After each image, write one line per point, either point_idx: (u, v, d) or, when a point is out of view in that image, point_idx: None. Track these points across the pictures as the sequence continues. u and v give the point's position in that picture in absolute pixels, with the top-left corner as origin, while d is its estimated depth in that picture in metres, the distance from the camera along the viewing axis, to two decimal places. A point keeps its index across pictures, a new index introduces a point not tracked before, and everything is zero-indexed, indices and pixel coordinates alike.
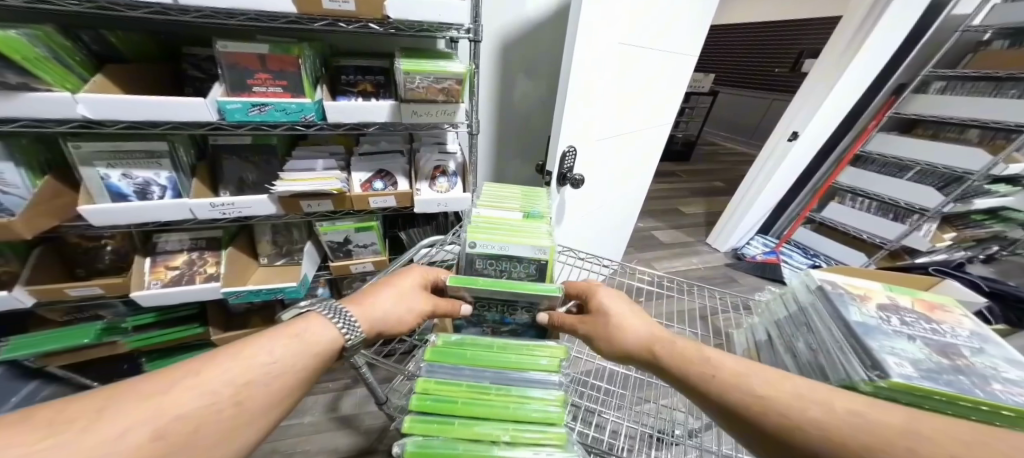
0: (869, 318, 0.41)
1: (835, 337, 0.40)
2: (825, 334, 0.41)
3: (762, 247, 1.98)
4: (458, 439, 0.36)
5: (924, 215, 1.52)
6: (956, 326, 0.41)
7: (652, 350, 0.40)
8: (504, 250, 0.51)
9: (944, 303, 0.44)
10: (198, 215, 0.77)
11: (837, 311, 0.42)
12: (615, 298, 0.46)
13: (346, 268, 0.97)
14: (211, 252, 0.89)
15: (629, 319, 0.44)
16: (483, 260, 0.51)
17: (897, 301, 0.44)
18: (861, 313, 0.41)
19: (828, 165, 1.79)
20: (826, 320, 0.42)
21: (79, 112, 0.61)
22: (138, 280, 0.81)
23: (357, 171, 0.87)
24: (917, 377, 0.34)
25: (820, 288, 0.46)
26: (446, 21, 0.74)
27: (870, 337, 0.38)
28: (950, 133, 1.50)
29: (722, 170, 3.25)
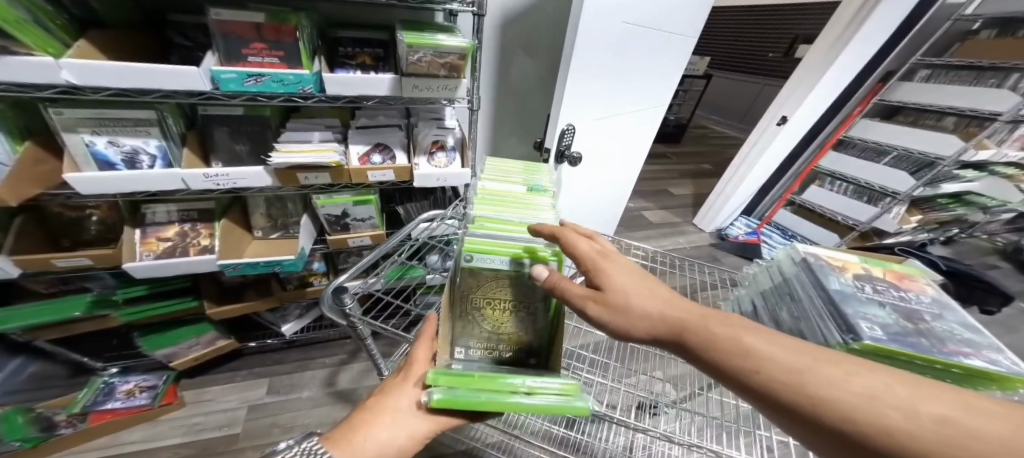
0: (846, 286, 0.42)
1: (820, 304, 0.40)
2: (806, 301, 0.42)
3: (745, 228, 2.04)
4: (480, 389, 0.39)
5: (895, 199, 1.59)
6: (921, 295, 0.44)
7: (687, 335, 0.36)
8: (504, 264, 0.44)
9: (910, 274, 0.48)
10: (191, 185, 0.76)
11: (818, 278, 0.43)
12: (621, 265, 0.41)
13: (344, 242, 0.96)
14: (204, 224, 0.87)
15: (648, 297, 0.39)
16: (483, 275, 0.44)
17: (871, 272, 0.46)
18: (839, 281, 0.42)
19: (810, 151, 1.84)
20: (808, 287, 0.43)
21: (64, 77, 0.58)
22: (130, 251, 0.79)
23: (354, 144, 0.86)
24: (886, 339, 0.35)
25: (804, 259, 0.47)
26: None
27: (847, 303, 0.39)
28: (929, 120, 1.56)
29: (709, 153, 3.31)
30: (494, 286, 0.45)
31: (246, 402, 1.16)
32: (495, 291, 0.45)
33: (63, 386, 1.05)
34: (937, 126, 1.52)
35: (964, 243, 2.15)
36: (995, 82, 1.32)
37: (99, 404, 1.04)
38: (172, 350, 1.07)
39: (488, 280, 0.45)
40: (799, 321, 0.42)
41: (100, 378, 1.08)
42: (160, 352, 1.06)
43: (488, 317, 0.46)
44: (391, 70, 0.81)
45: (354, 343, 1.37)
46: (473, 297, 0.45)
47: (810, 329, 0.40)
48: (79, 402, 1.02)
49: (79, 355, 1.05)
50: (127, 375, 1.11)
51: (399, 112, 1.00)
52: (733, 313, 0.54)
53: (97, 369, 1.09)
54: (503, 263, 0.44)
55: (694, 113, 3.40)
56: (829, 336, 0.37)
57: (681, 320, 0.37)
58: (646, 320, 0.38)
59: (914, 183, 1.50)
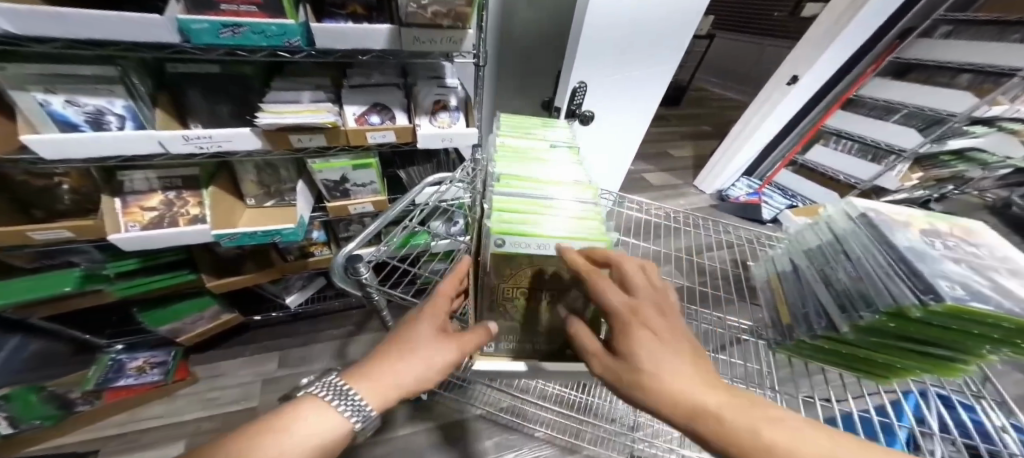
0: (914, 243, 0.37)
1: (882, 263, 0.36)
2: (870, 260, 0.37)
3: (746, 189, 2.01)
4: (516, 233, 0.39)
5: (901, 156, 1.58)
6: (995, 246, 0.39)
7: (697, 414, 0.31)
8: (541, 248, 0.39)
9: (978, 226, 0.42)
10: (171, 149, 0.68)
11: (882, 238, 0.39)
12: (651, 320, 0.35)
13: (345, 209, 0.91)
14: (189, 192, 0.79)
15: (668, 362, 0.33)
16: (517, 260, 0.39)
17: (938, 227, 0.41)
18: (907, 238, 0.38)
19: (818, 111, 1.75)
20: (869, 248, 0.39)
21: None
22: (113, 222, 0.72)
23: (349, 104, 0.79)
24: (970, 298, 0.30)
25: (861, 215, 0.43)
26: None
27: (920, 261, 0.34)
28: (942, 78, 1.52)
29: (709, 116, 3.23)
30: (527, 270, 0.40)
31: (259, 376, 1.16)
32: (531, 273, 0.41)
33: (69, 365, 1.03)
34: (950, 84, 1.48)
35: (956, 201, 2.19)
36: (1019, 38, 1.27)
37: (111, 381, 1.03)
38: (177, 325, 1.05)
39: (522, 263, 0.40)
40: (858, 280, 0.37)
41: (107, 355, 1.07)
42: (163, 328, 1.03)
43: (523, 308, 0.43)
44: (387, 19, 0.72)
45: (361, 314, 1.35)
46: (505, 280, 0.41)
47: (872, 290, 0.35)
48: (91, 380, 1.01)
49: (78, 333, 1.01)
50: (134, 352, 1.09)
51: (396, 70, 0.91)
52: (769, 275, 0.52)
53: (103, 346, 1.07)
54: (541, 249, 0.39)
55: (695, 74, 3.28)
56: (899, 296, 0.32)
57: (695, 397, 0.31)
58: (659, 389, 0.32)
59: (920, 140, 1.48)
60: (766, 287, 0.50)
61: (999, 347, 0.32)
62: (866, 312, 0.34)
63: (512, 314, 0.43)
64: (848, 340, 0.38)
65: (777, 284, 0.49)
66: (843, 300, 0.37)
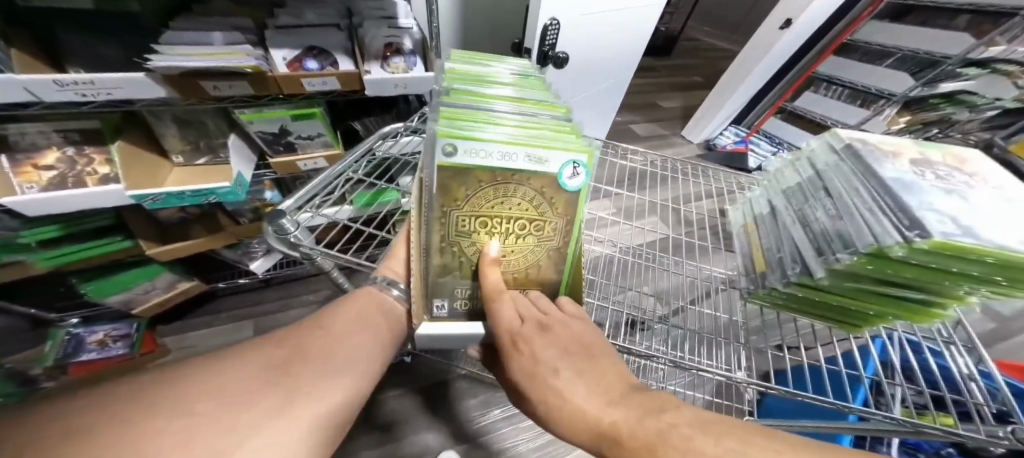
0: (903, 174, 0.33)
1: (867, 198, 0.32)
2: (853, 196, 0.33)
3: (733, 137, 1.97)
4: (466, 136, 0.31)
5: (890, 100, 1.53)
6: (988, 176, 0.35)
7: (609, 443, 0.30)
8: (505, 158, 0.32)
9: (972, 155, 0.38)
10: (43, 97, 0.58)
11: (868, 169, 0.34)
12: (550, 343, 0.35)
13: (292, 166, 0.82)
14: (93, 148, 0.71)
15: (577, 385, 0.33)
16: (477, 173, 0.32)
17: (929, 156, 0.37)
18: (895, 169, 0.33)
19: (809, 59, 1.67)
20: (854, 182, 0.34)
21: None
22: (3, 184, 0.63)
23: (276, 47, 0.68)
24: (960, 234, 0.26)
25: (847, 146, 0.38)
26: None
27: (908, 194, 0.30)
28: (940, 19, 1.44)
29: (699, 67, 3.08)
30: (488, 192, 0.33)
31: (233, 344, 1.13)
32: (496, 198, 0.34)
33: (25, 340, 0.98)
34: (948, 26, 1.41)
35: None
36: None
37: (73, 355, 0.99)
38: (126, 296, 0.98)
39: (482, 181, 0.33)
40: (837, 219, 0.33)
41: (61, 330, 1.01)
42: (114, 298, 0.97)
43: (480, 253, 0.37)
44: None
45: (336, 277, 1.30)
46: (461, 206, 0.34)
47: (853, 229, 0.31)
48: (48, 355, 0.96)
49: (24, 308, 0.95)
50: (92, 326, 1.04)
51: (337, 9, 0.80)
52: (748, 219, 0.47)
53: (57, 321, 1.01)
54: (504, 160, 0.32)
55: (688, 21, 3.08)
56: (881, 235, 0.28)
57: (606, 422, 0.30)
58: (576, 417, 0.31)
59: (912, 84, 1.43)
60: (742, 231, 0.46)
61: (980, 288, 0.29)
62: (844, 254, 0.30)
63: (469, 260, 0.37)
64: (823, 286, 0.34)
65: (754, 229, 0.45)
66: (821, 241, 0.33)
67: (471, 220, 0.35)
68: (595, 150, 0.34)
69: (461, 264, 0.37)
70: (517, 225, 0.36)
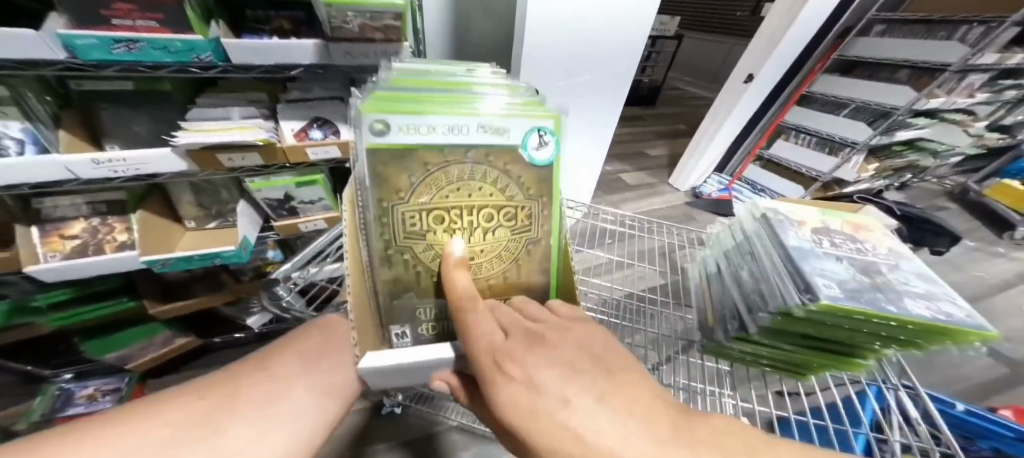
0: (805, 242, 0.40)
1: (778, 264, 0.38)
2: (768, 261, 0.39)
3: (717, 185, 2.02)
4: (406, 109, 0.29)
5: (854, 148, 1.65)
6: (878, 244, 0.42)
7: None
8: (455, 130, 0.30)
9: (869, 224, 0.46)
10: (81, 175, 0.65)
11: (778, 236, 0.41)
12: (537, 347, 0.26)
13: (293, 228, 0.89)
14: (117, 218, 0.77)
15: (584, 404, 0.23)
16: (419, 148, 0.30)
17: (830, 224, 0.44)
18: (798, 237, 0.40)
19: (774, 109, 1.80)
20: (769, 247, 0.41)
21: None
22: (30, 255, 0.69)
23: (286, 120, 0.77)
24: (845, 298, 0.33)
25: (762, 214, 0.45)
26: None
27: (805, 261, 0.37)
28: (884, 73, 1.60)
29: (682, 115, 3.29)
30: (438, 170, 0.31)
31: None
32: (451, 181, 0.32)
33: (14, 398, 0.97)
34: (891, 79, 1.57)
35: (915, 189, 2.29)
36: (945, 35, 1.38)
37: (61, 410, 0.98)
38: (127, 352, 1.02)
39: (428, 159, 0.30)
40: (759, 281, 0.39)
41: (54, 385, 1.01)
42: (110, 356, 1.01)
43: (437, 247, 0.33)
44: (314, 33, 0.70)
45: None
46: (409, 193, 0.31)
47: (769, 290, 0.37)
48: (35, 410, 0.96)
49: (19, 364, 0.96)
50: (83, 381, 1.04)
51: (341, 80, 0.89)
52: (699, 275, 0.53)
53: (49, 376, 1.01)
54: (455, 134, 0.30)
55: (667, 75, 3.36)
56: (787, 296, 0.34)
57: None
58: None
59: (870, 133, 1.56)
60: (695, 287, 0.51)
61: (879, 344, 0.35)
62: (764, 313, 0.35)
63: (425, 256, 0.33)
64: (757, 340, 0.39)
65: (704, 286, 0.50)
66: (750, 301, 0.39)
67: (423, 208, 0.32)
68: (562, 118, 0.33)
69: (418, 256, 0.33)
70: (477, 209, 0.33)
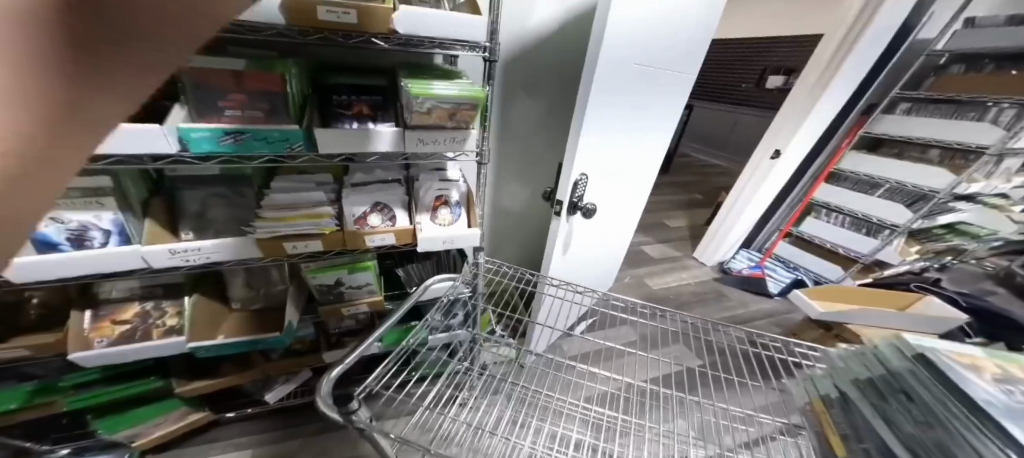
0: (993, 392, 0.35)
1: (958, 417, 0.34)
2: (942, 407, 0.35)
3: (747, 262, 2.05)
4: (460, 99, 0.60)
5: (895, 231, 1.60)
6: None
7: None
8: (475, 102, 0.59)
9: None
10: (154, 264, 0.65)
11: (951, 381, 0.37)
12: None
13: (339, 312, 0.88)
14: (169, 301, 0.78)
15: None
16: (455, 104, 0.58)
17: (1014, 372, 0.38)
18: (980, 385, 0.36)
19: (802, 185, 1.86)
20: (937, 391, 0.37)
21: None
22: (80, 338, 0.67)
23: (351, 204, 0.78)
24: None
25: (918, 354, 0.41)
26: (456, 38, 0.59)
27: (1010, 420, 0.32)
28: (914, 152, 1.61)
29: (700, 182, 3.35)
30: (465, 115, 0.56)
31: None
32: None
33: None
34: (922, 158, 1.57)
35: None
36: (975, 115, 1.38)
37: None
38: (135, 431, 0.92)
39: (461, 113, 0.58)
40: (936, 431, 0.34)
41: None
42: (120, 434, 0.91)
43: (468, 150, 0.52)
44: (393, 120, 0.70)
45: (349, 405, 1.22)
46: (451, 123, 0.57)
47: (956, 444, 0.32)
48: None
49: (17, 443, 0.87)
50: None
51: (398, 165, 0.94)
52: (818, 400, 0.46)
53: None
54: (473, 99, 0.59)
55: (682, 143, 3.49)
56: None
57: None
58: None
59: (912, 216, 1.51)
60: (812, 413, 0.45)
61: None
62: None
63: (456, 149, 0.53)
64: None
65: (827, 411, 0.44)
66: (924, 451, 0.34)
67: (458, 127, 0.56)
68: None
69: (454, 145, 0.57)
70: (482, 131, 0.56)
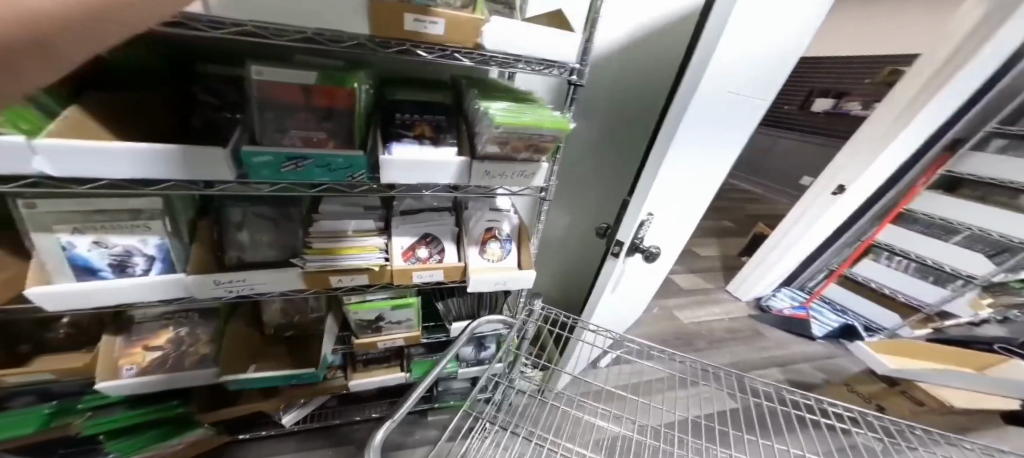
0: None
1: None
2: None
3: (791, 301, 1.96)
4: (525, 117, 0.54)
5: (971, 282, 1.50)
6: None
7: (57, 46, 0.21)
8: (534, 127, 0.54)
9: None
10: (196, 293, 0.61)
11: None
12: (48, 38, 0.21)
13: (373, 346, 0.83)
14: (203, 328, 0.75)
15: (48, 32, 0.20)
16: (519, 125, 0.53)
17: None
18: None
19: (866, 223, 1.68)
20: None
21: (37, 167, 0.41)
22: (109, 365, 0.64)
23: (398, 236, 0.74)
24: None
25: None
26: (551, 58, 0.53)
27: None
28: (1002, 196, 1.48)
29: (728, 208, 3.21)
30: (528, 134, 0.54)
31: None
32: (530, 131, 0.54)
33: None
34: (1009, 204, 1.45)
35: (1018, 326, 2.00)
36: None
37: None
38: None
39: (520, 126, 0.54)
40: None
41: None
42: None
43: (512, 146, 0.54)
44: (458, 146, 0.64)
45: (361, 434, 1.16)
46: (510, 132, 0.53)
47: None
48: None
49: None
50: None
51: None
52: None
53: None
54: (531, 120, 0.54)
55: None
56: None
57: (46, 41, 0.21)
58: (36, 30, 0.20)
59: (994, 268, 1.40)
60: None
61: None
62: None
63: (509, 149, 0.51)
64: None
65: None
66: None
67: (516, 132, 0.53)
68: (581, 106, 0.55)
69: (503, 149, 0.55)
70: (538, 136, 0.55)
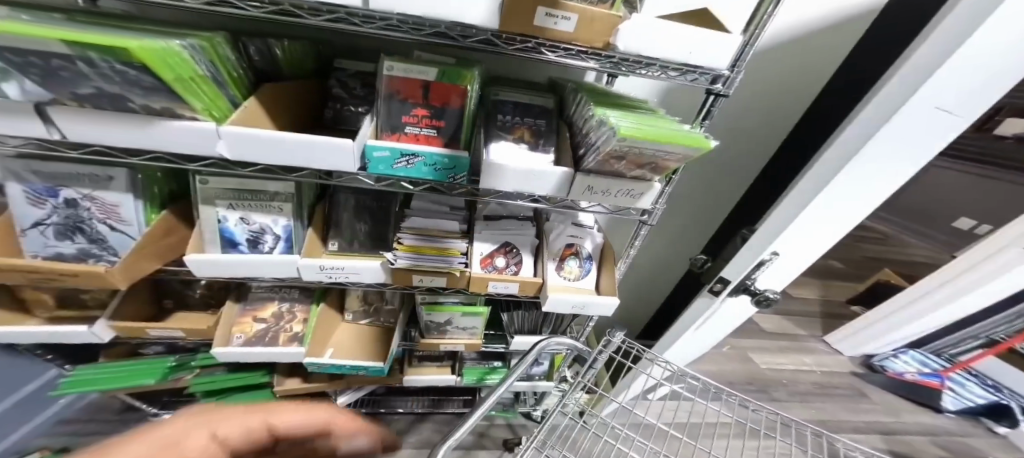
0: None
1: None
2: None
3: (919, 367, 1.60)
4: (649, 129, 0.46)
5: None
6: None
7: None
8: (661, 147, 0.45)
9: None
10: (305, 276, 0.64)
11: None
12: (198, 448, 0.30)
13: (435, 347, 0.82)
14: (302, 306, 0.78)
15: None
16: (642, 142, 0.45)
17: None
18: None
19: None
20: None
21: (220, 149, 0.46)
22: (224, 333, 0.70)
23: (480, 241, 0.70)
24: None
25: None
26: (699, 64, 0.45)
27: None
28: None
29: None
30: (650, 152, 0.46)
31: None
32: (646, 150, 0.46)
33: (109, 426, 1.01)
34: None
35: None
36: None
37: None
38: None
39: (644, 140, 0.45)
40: None
41: None
42: None
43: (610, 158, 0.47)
44: (556, 155, 0.58)
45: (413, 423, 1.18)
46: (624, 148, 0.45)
47: None
48: None
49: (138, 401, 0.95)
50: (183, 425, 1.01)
51: None
52: None
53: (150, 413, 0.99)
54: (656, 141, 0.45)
55: None
56: None
57: None
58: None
59: None
60: None
61: None
62: None
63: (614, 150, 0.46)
64: None
65: None
66: None
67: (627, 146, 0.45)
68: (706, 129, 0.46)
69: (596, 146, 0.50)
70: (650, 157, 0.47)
